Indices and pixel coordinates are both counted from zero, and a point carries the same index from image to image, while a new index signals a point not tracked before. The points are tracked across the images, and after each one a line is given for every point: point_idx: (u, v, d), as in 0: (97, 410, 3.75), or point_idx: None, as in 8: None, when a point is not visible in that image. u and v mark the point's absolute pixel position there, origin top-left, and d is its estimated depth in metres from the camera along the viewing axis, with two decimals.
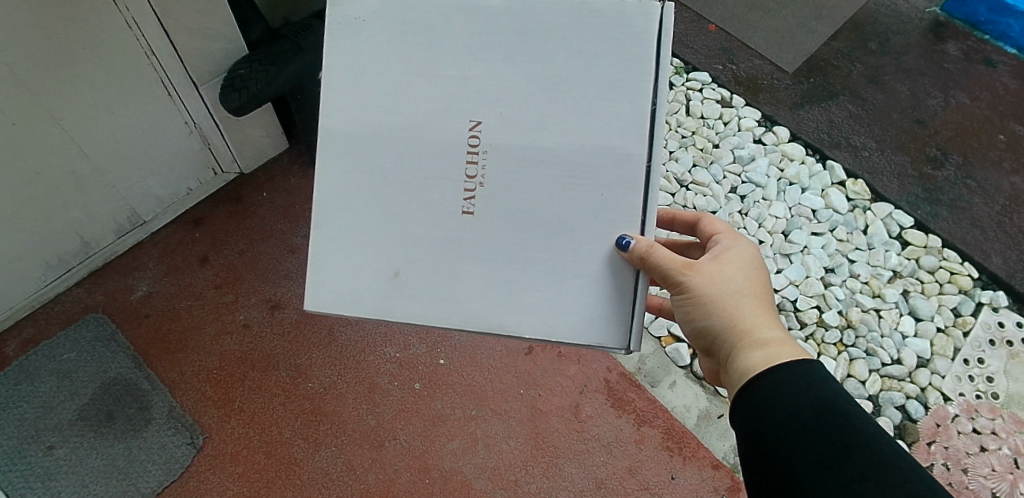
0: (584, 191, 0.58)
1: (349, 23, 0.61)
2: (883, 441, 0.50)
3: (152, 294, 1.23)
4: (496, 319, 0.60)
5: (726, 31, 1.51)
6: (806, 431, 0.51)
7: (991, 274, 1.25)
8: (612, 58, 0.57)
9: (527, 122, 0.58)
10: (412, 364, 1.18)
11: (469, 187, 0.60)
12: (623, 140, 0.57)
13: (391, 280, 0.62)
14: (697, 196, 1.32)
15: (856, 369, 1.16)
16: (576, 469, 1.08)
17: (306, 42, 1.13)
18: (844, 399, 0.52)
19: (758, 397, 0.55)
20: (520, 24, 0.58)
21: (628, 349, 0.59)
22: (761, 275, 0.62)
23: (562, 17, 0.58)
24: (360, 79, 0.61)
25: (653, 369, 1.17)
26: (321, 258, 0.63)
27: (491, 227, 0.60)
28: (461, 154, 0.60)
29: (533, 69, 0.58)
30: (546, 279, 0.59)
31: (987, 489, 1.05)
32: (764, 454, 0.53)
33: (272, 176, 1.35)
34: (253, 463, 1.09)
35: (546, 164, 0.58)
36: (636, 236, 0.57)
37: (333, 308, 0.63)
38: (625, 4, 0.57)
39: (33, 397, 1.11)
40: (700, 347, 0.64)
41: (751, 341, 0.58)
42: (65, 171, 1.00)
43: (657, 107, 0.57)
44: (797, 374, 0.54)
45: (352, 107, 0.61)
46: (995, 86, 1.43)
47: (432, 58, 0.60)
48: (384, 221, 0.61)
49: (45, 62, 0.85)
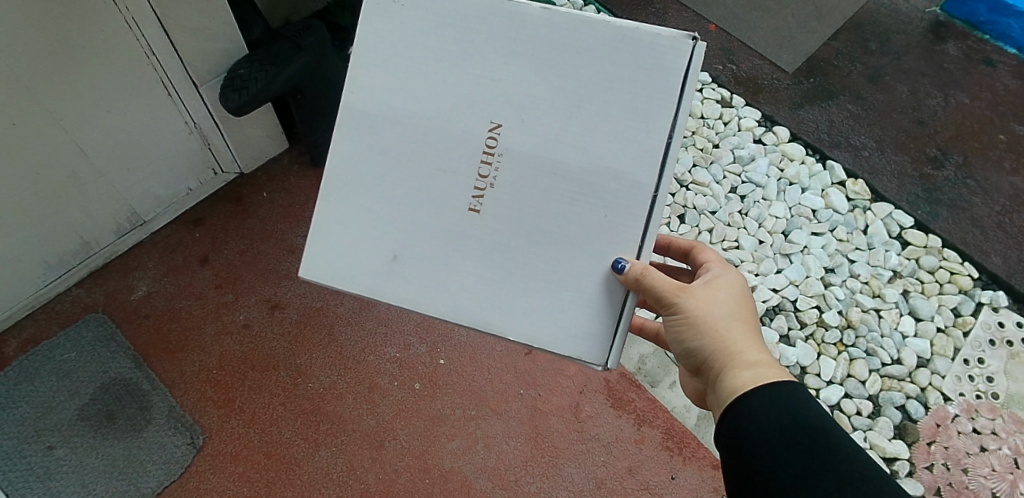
0: (590, 206, 0.58)
1: (387, 5, 0.60)
2: (865, 458, 0.49)
3: (152, 294, 1.23)
4: (484, 318, 0.60)
5: (726, 31, 1.51)
6: (785, 444, 0.51)
7: (991, 274, 1.25)
8: (641, 85, 0.57)
9: (545, 132, 0.58)
10: (412, 364, 1.18)
11: (480, 186, 0.60)
12: (634, 165, 0.58)
13: (389, 262, 0.62)
14: (697, 196, 1.32)
15: (856, 369, 1.16)
16: (576, 469, 1.08)
17: (306, 42, 1.13)
18: (826, 417, 0.52)
19: (741, 417, 0.55)
20: (558, 35, 0.58)
21: (606, 367, 0.59)
22: (749, 302, 0.64)
23: (598, 36, 0.57)
24: (388, 64, 0.61)
25: (653, 369, 1.17)
26: (322, 233, 0.63)
27: (497, 229, 0.60)
28: (476, 153, 0.60)
29: (561, 82, 0.58)
30: (541, 284, 0.60)
31: (987, 489, 1.05)
32: (747, 469, 0.53)
33: (272, 176, 1.35)
34: (252, 463, 1.09)
35: (557, 176, 0.59)
36: (632, 260, 0.58)
37: (329, 279, 0.63)
38: (658, 37, 0.56)
39: (33, 397, 1.11)
40: (689, 367, 0.65)
41: (739, 361, 0.58)
42: (65, 171, 1.00)
43: (675, 133, 0.57)
44: (780, 394, 0.54)
45: (379, 87, 0.61)
46: (995, 86, 1.43)
47: (450, 64, 0.60)
48: (393, 222, 0.62)
49: (46, 62, 0.85)
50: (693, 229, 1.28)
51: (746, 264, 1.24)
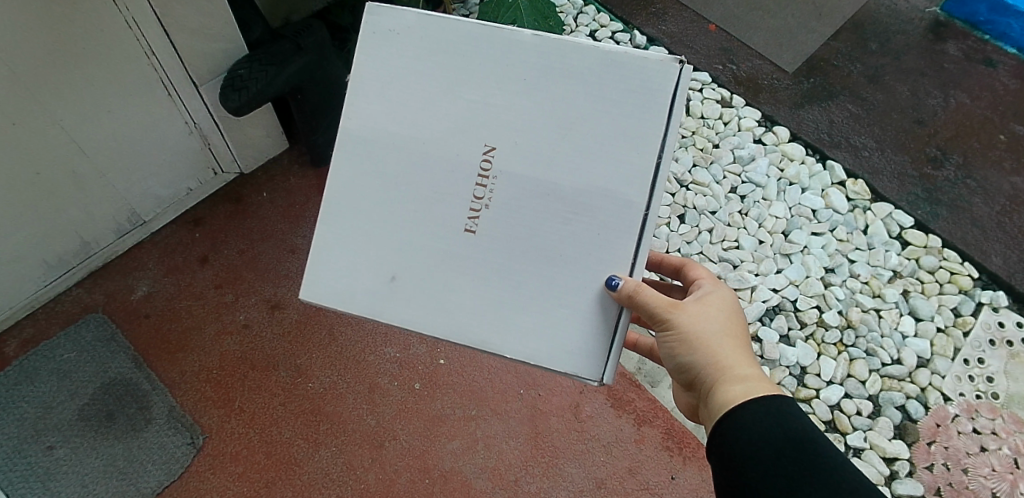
0: (583, 227, 0.59)
1: (382, 33, 0.61)
2: (851, 470, 0.50)
3: (153, 294, 1.23)
4: (479, 336, 0.60)
5: (726, 31, 1.51)
6: (778, 459, 0.51)
7: (991, 274, 1.24)
8: (631, 109, 0.57)
9: (541, 152, 0.59)
10: (412, 364, 1.18)
11: (475, 208, 0.60)
12: (626, 187, 0.58)
13: (388, 284, 0.62)
14: (697, 196, 1.32)
15: (856, 369, 1.16)
16: (576, 469, 1.08)
17: (306, 42, 1.15)
18: (817, 431, 0.53)
19: (733, 432, 0.55)
20: (549, 61, 0.59)
21: (602, 381, 0.59)
22: (741, 318, 0.63)
23: (588, 61, 0.58)
24: (384, 90, 0.61)
25: (653, 369, 1.17)
26: (322, 249, 0.63)
27: (490, 248, 0.60)
28: (471, 177, 0.60)
29: (554, 105, 0.58)
30: (538, 302, 0.59)
31: (988, 489, 1.05)
32: (736, 480, 0.53)
33: (272, 176, 1.35)
34: (253, 463, 1.09)
35: (551, 196, 0.59)
36: (625, 277, 0.58)
37: (328, 301, 0.63)
38: (646, 60, 0.57)
39: (33, 397, 1.11)
40: (681, 383, 0.64)
41: (731, 376, 0.58)
42: (65, 171, 1.00)
43: (666, 137, 0.57)
44: (772, 408, 0.54)
45: (374, 115, 0.61)
46: (995, 86, 1.43)
47: (445, 89, 0.60)
48: (393, 222, 0.61)
49: (45, 62, 0.85)
50: (693, 229, 1.29)
51: (746, 264, 1.24)
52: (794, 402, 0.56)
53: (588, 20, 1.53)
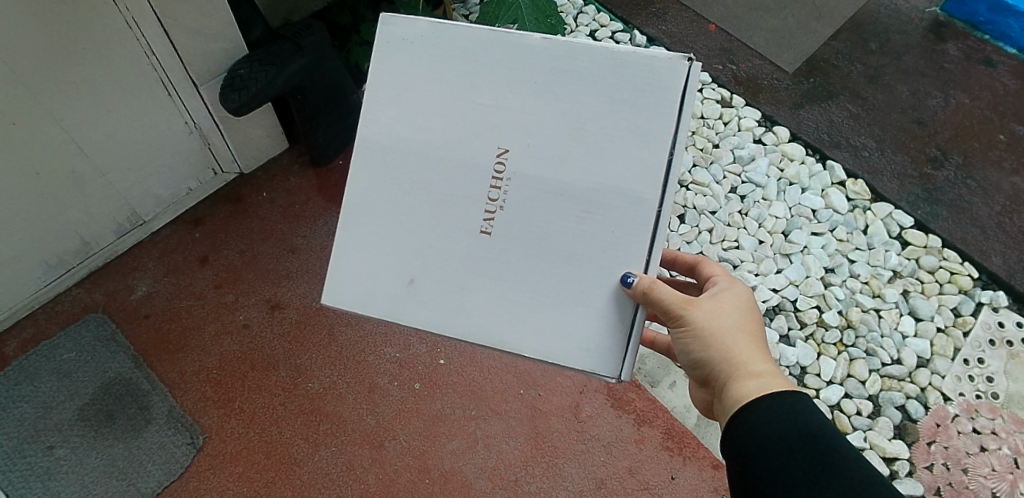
0: (597, 226, 0.59)
1: (396, 41, 0.61)
2: (863, 466, 0.50)
3: (153, 294, 1.23)
4: (497, 335, 0.60)
5: (726, 31, 1.52)
6: (789, 457, 0.51)
7: (991, 274, 1.24)
8: (642, 109, 0.57)
9: (551, 154, 0.59)
10: (412, 364, 1.18)
11: (489, 209, 0.60)
12: (638, 184, 0.58)
13: (406, 287, 0.62)
14: (697, 196, 1.32)
15: (856, 369, 1.16)
16: (576, 469, 1.08)
17: (306, 42, 1.15)
18: (828, 428, 0.53)
19: (745, 430, 0.55)
20: (558, 65, 0.59)
21: (620, 378, 0.59)
22: (755, 314, 0.63)
23: (596, 62, 0.58)
24: (397, 97, 0.61)
25: (653, 369, 1.17)
26: (336, 253, 0.63)
27: (505, 250, 0.60)
28: (485, 178, 0.60)
29: (564, 109, 0.59)
30: (548, 302, 0.59)
31: (987, 489, 1.05)
32: (747, 479, 0.54)
33: (272, 176, 1.35)
34: (253, 463, 1.09)
35: (562, 197, 0.59)
36: (639, 275, 0.57)
37: (343, 302, 0.63)
38: (655, 59, 0.57)
39: (33, 397, 1.11)
40: (695, 379, 0.65)
41: (745, 372, 0.58)
42: (65, 171, 1.00)
43: (677, 137, 0.57)
44: (784, 404, 0.54)
45: (389, 120, 0.62)
46: (995, 86, 1.42)
47: (456, 91, 0.60)
48: (405, 226, 0.62)
49: (44, 62, 0.85)
50: (693, 229, 1.28)
51: (746, 264, 1.25)
52: (806, 398, 0.55)
53: (588, 20, 1.53)
